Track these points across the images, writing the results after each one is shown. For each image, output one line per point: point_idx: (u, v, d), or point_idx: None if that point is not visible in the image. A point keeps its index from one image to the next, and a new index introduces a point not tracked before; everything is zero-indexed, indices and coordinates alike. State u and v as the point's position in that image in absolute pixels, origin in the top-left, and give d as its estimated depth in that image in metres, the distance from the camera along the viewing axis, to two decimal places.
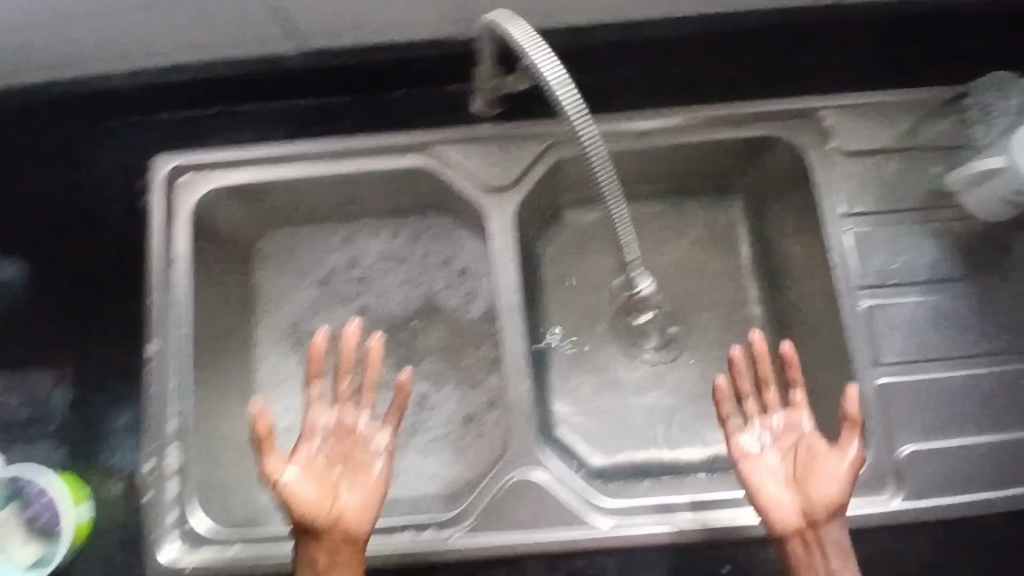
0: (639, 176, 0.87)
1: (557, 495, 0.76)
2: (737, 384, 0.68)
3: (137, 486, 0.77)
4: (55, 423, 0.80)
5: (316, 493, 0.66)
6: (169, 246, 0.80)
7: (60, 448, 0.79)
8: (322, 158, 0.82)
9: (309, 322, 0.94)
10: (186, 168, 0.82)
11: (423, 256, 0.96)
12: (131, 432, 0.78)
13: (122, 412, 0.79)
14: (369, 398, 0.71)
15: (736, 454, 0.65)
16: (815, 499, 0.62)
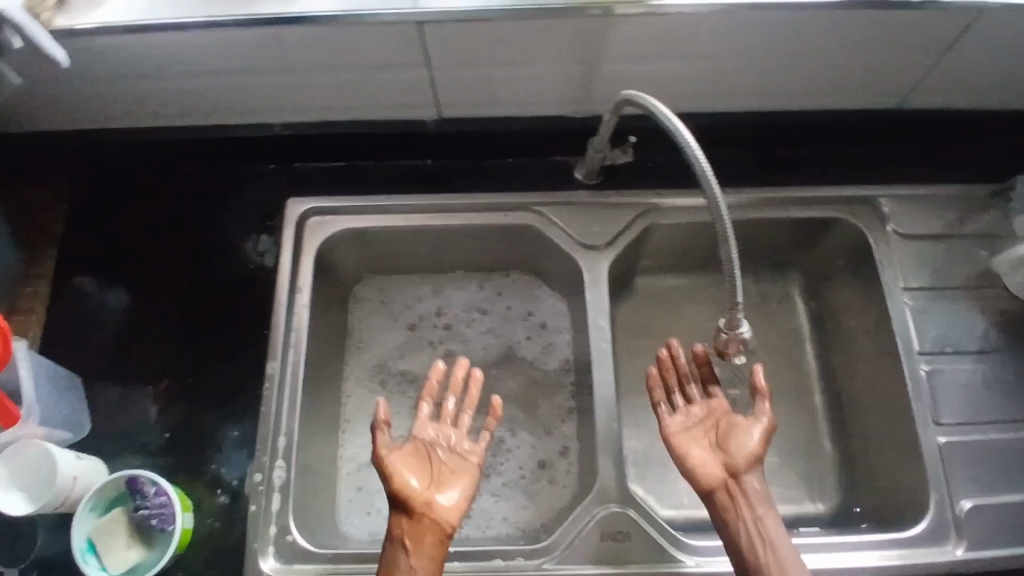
0: (711, 250, 0.98)
1: (643, 528, 0.80)
2: (662, 377, 0.82)
3: (241, 501, 0.82)
4: (167, 433, 0.85)
5: (417, 480, 0.76)
6: (296, 278, 0.89)
7: (168, 458, 0.84)
8: (438, 211, 0.92)
9: (396, 363, 1.00)
10: (317, 211, 0.92)
11: (505, 309, 1.03)
12: (240, 446, 0.85)
13: (232, 426, 0.86)
14: (468, 424, 0.81)
15: (667, 432, 0.79)
16: (738, 457, 0.75)
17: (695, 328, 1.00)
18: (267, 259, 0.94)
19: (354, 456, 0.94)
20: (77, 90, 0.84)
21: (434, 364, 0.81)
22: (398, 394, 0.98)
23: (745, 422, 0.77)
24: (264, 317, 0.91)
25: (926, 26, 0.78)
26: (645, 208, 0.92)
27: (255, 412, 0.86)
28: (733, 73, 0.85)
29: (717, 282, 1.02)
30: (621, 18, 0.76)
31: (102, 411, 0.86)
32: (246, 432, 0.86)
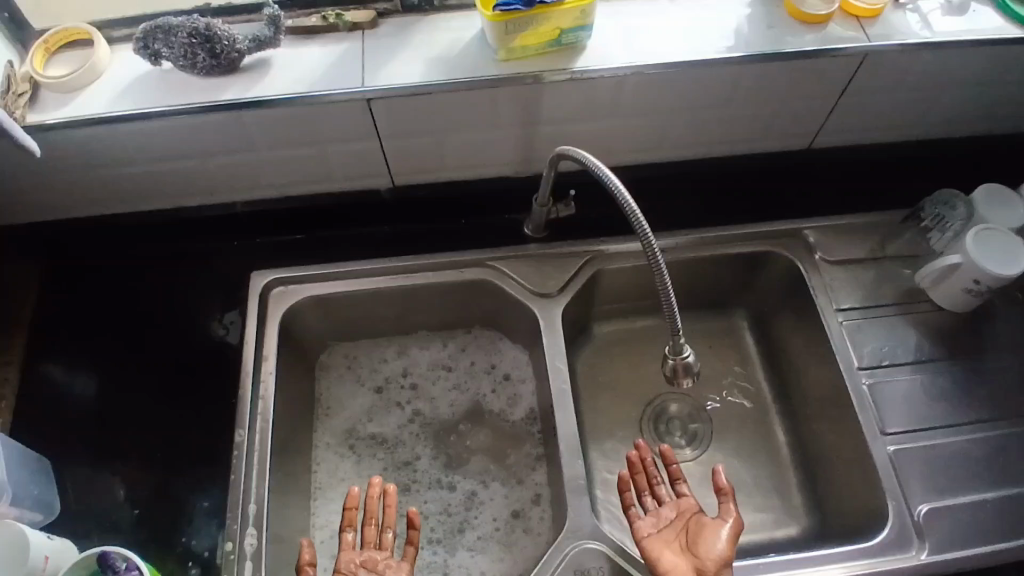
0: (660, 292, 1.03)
1: (618, 562, 0.81)
2: (635, 479, 0.83)
3: (214, 570, 0.82)
4: (136, 509, 0.85)
5: None
6: (262, 346, 0.92)
7: (137, 534, 0.84)
8: (396, 272, 0.97)
9: (366, 426, 1.02)
10: (280, 281, 0.96)
11: (469, 364, 1.07)
12: (211, 516, 0.85)
13: (202, 497, 0.86)
14: (390, 541, 0.80)
15: (640, 534, 0.79)
16: (704, 559, 0.75)
17: (652, 366, 1.04)
18: (233, 331, 0.97)
19: (326, 523, 0.95)
20: (47, 182, 0.89)
21: (349, 488, 0.80)
22: (369, 457, 1.00)
23: (713, 522, 0.78)
24: (232, 387, 0.93)
25: (820, 72, 0.88)
26: (592, 256, 0.98)
27: (225, 483, 0.87)
28: (659, 127, 0.94)
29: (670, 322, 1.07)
30: (551, 84, 0.84)
31: (69, 492, 0.86)
32: (217, 502, 0.86)
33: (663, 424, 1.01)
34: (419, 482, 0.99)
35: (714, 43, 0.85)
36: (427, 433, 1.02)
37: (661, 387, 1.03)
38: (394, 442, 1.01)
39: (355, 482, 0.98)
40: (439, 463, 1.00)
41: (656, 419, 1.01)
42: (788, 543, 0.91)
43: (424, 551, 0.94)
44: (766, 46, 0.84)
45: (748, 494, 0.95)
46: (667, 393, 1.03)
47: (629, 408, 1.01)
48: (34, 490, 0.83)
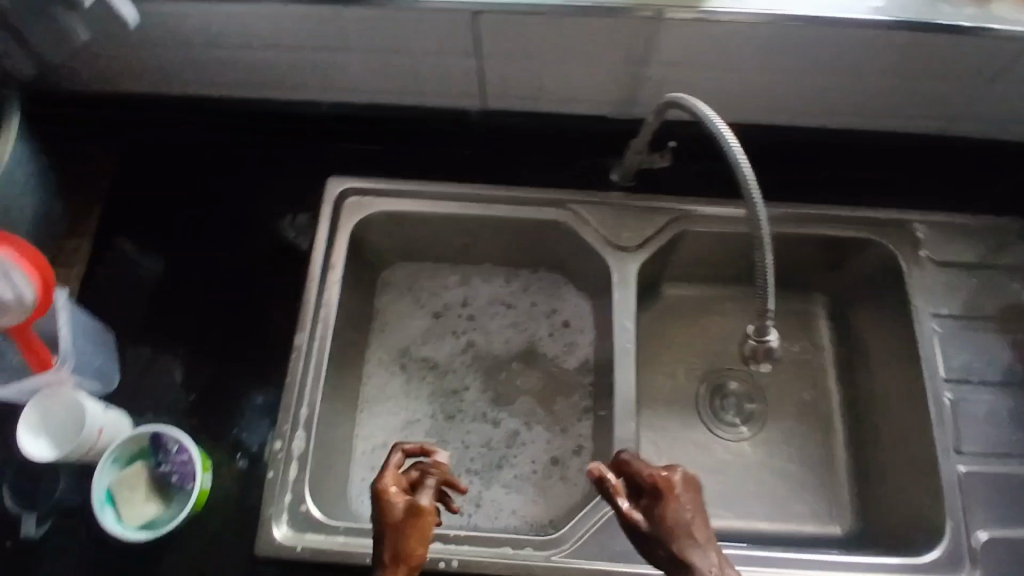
0: (740, 264, 0.98)
1: None
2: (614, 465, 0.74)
3: (260, 465, 0.83)
4: (191, 395, 0.87)
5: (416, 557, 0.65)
6: (330, 254, 0.91)
7: (191, 419, 0.85)
8: (472, 200, 0.94)
9: (420, 348, 1.03)
10: (354, 191, 0.95)
11: (530, 305, 1.05)
12: (261, 413, 0.86)
13: (256, 394, 0.87)
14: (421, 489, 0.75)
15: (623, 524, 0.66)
16: (677, 539, 0.63)
17: (717, 338, 1.00)
18: (303, 235, 0.96)
19: (370, 435, 0.97)
20: (139, 53, 0.87)
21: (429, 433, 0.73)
22: (418, 379, 1.01)
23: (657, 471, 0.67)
24: (295, 290, 0.93)
25: (973, 52, 0.79)
26: (678, 217, 0.93)
27: (278, 382, 0.88)
28: (777, 87, 0.86)
29: (744, 296, 1.02)
30: (672, 22, 0.77)
31: (131, 366, 0.88)
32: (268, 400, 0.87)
33: (718, 398, 0.97)
34: (464, 412, 0.99)
35: (861, 1, 0.76)
36: (478, 366, 1.02)
37: (723, 361, 0.99)
38: (444, 368, 1.02)
39: (401, 400, 1.00)
40: (486, 398, 1.00)
41: (712, 393, 0.98)
42: (828, 541, 0.88)
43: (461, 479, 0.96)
44: (918, 13, 0.75)
45: (796, 484, 0.92)
46: (728, 368, 0.99)
47: (686, 375, 0.98)
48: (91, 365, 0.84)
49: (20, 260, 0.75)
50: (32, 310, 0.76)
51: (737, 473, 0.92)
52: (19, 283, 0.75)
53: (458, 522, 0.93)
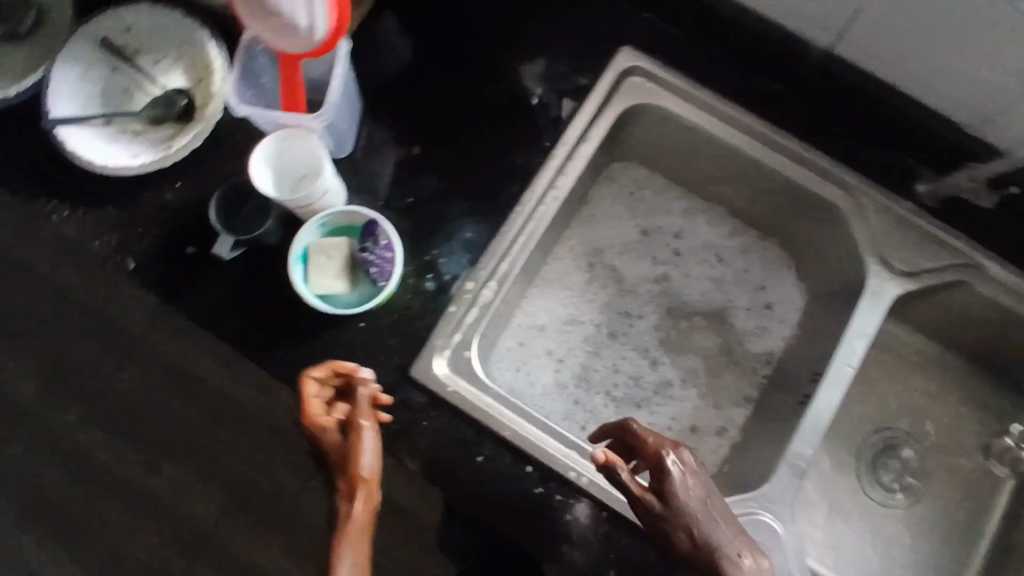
0: (985, 341, 0.88)
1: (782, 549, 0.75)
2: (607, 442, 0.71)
3: (445, 297, 0.80)
4: (406, 198, 0.83)
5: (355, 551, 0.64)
6: (593, 125, 0.84)
7: (394, 219, 0.83)
8: (756, 139, 0.85)
9: (614, 256, 0.97)
10: (644, 71, 0.86)
11: (741, 269, 0.96)
12: (462, 248, 0.81)
13: (466, 227, 0.82)
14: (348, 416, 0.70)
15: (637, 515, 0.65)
16: (693, 520, 0.62)
17: (912, 400, 0.93)
18: (575, 89, 0.87)
19: (531, 315, 0.94)
20: None
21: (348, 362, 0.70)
22: (599, 285, 0.96)
23: (644, 439, 0.67)
24: (544, 141, 0.85)
25: None
26: (967, 264, 0.82)
27: (491, 225, 0.82)
28: None
29: (962, 374, 0.93)
30: None
31: (364, 143, 0.85)
32: (474, 239, 0.82)
33: (882, 458, 0.92)
34: (627, 336, 0.94)
35: None
36: (662, 302, 0.96)
37: (904, 423, 0.92)
38: (630, 287, 0.96)
39: (574, 295, 0.96)
40: (657, 337, 0.94)
41: (880, 449, 0.92)
42: None
43: (597, 398, 0.92)
44: None
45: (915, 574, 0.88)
46: (907, 434, 0.92)
47: (856, 414, 0.93)
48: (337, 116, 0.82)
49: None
50: (317, 43, 0.70)
51: (866, 534, 0.89)
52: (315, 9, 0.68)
53: (575, 434, 0.91)
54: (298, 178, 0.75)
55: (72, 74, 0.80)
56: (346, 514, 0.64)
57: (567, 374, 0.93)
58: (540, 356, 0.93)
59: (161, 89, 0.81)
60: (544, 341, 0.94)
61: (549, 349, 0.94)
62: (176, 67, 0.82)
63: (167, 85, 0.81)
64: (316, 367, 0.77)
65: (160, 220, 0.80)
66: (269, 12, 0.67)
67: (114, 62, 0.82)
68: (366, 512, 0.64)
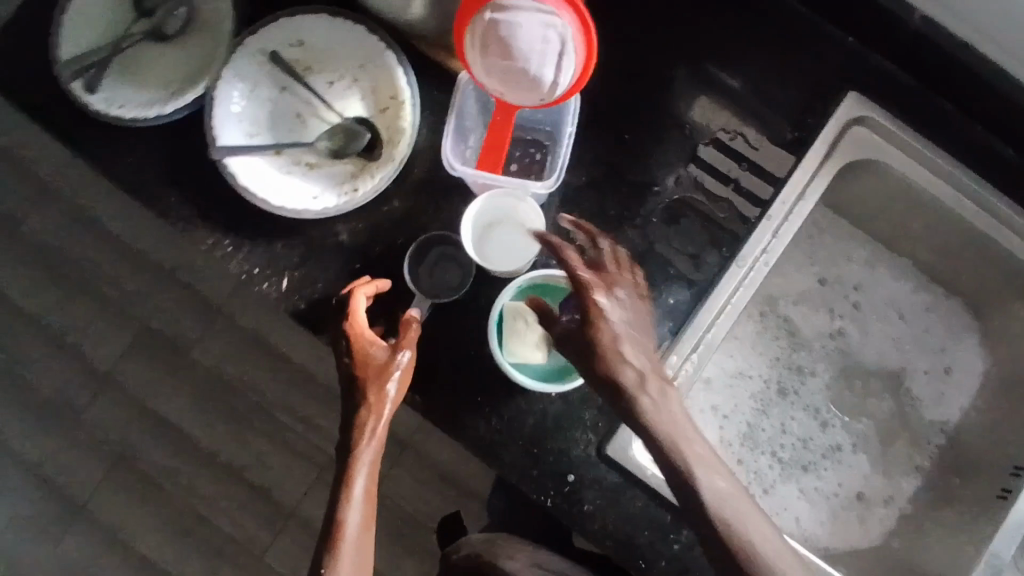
0: None
1: None
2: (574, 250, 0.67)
3: None
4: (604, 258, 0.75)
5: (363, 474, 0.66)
6: (812, 181, 0.77)
7: None
8: (983, 208, 0.78)
9: (788, 307, 0.91)
10: (870, 121, 0.77)
11: (922, 330, 0.91)
12: (664, 315, 0.75)
13: (668, 293, 0.75)
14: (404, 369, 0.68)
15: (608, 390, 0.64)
16: (603, 357, 0.62)
17: None
18: (793, 139, 0.78)
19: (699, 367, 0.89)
20: None
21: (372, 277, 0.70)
22: (771, 337, 0.91)
23: (590, 293, 0.62)
24: (758, 196, 0.77)
25: None
26: None
27: (696, 293, 0.75)
28: None
29: None
30: None
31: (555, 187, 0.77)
32: (679, 305, 0.75)
33: None
34: (797, 394, 0.90)
35: None
36: (836, 359, 0.91)
37: None
38: (802, 340, 0.91)
39: (743, 346, 0.90)
40: (827, 395, 0.91)
41: None
42: None
43: (763, 459, 0.88)
44: None
45: None
46: None
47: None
48: (537, 146, 0.77)
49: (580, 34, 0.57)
50: (556, 96, 0.61)
51: None
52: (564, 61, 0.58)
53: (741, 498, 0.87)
54: (502, 236, 0.72)
55: (238, 92, 0.71)
56: (362, 428, 0.67)
57: (732, 432, 0.88)
58: (706, 411, 0.88)
59: (338, 115, 0.72)
60: (711, 396, 0.89)
61: (716, 406, 0.88)
62: (354, 90, 0.72)
63: (343, 111, 0.72)
64: (506, 438, 0.72)
65: (333, 263, 0.73)
66: (513, 61, 0.58)
67: (284, 80, 0.72)
68: (379, 429, 0.66)
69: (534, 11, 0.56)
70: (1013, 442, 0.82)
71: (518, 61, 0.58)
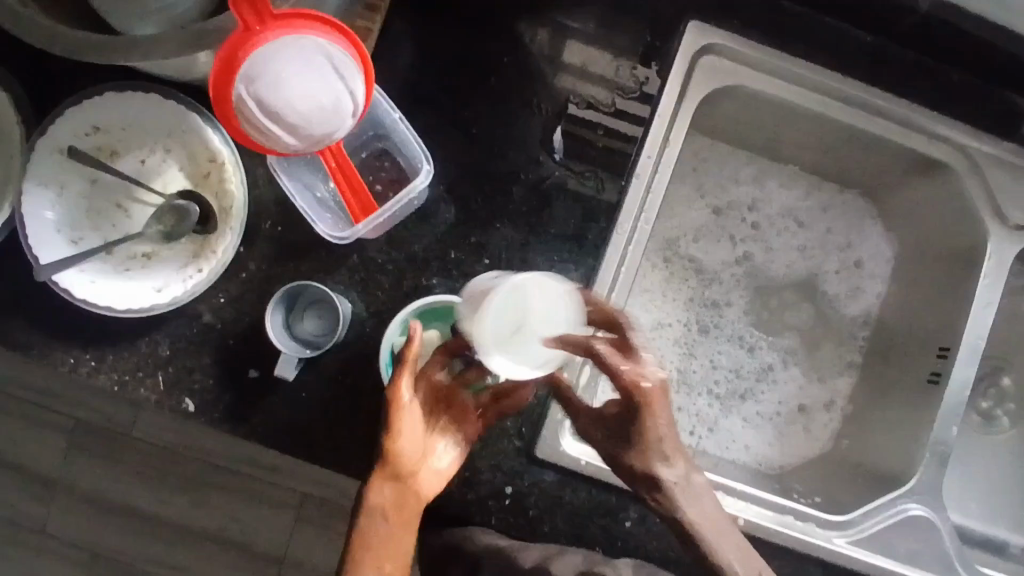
0: None
1: (940, 539, 0.74)
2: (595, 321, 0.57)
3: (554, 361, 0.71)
4: (484, 259, 0.73)
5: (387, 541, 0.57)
6: (674, 124, 0.73)
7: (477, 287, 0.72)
8: (850, 101, 0.76)
9: (690, 245, 0.90)
10: (715, 49, 0.74)
11: (825, 231, 0.90)
12: None
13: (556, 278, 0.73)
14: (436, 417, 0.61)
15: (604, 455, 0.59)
16: (637, 459, 0.55)
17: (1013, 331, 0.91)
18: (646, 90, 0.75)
19: None
20: None
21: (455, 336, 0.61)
22: (681, 279, 0.89)
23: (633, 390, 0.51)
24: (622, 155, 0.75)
25: None
26: None
27: (589, 270, 0.74)
28: None
29: None
30: None
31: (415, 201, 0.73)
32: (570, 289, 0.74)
33: (983, 389, 0.92)
34: (719, 329, 0.89)
35: None
36: (748, 283, 0.90)
37: (1004, 355, 0.91)
38: (711, 275, 0.90)
39: (656, 298, 0.88)
40: (748, 321, 0.90)
41: (983, 382, 0.91)
42: None
43: (700, 399, 0.88)
44: None
45: None
46: (1010, 365, 0.91)
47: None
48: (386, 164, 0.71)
49: (348, 42, 0.53)
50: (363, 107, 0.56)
51: (981, 471, 0.90)
52: (349, 77, 0.54)
53: (688, 443, 0.87)
54: (518, 325, 0.53)
55: (46, 201, 0.65)
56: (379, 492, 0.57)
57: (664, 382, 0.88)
58: None
59: (160, 194, 0.67)
60: None
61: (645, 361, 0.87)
62: (170, 162, 0.68)
63: (165, 188, 0.68)
64: None
65: (206, 347, 0.69)
66: (299, 108, 0.53)
67: (90, 173, 0.67)
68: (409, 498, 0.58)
69: (276, 52, 0.51)
70: (931, 322, 0.82)
71: (304, 105, 0.54)
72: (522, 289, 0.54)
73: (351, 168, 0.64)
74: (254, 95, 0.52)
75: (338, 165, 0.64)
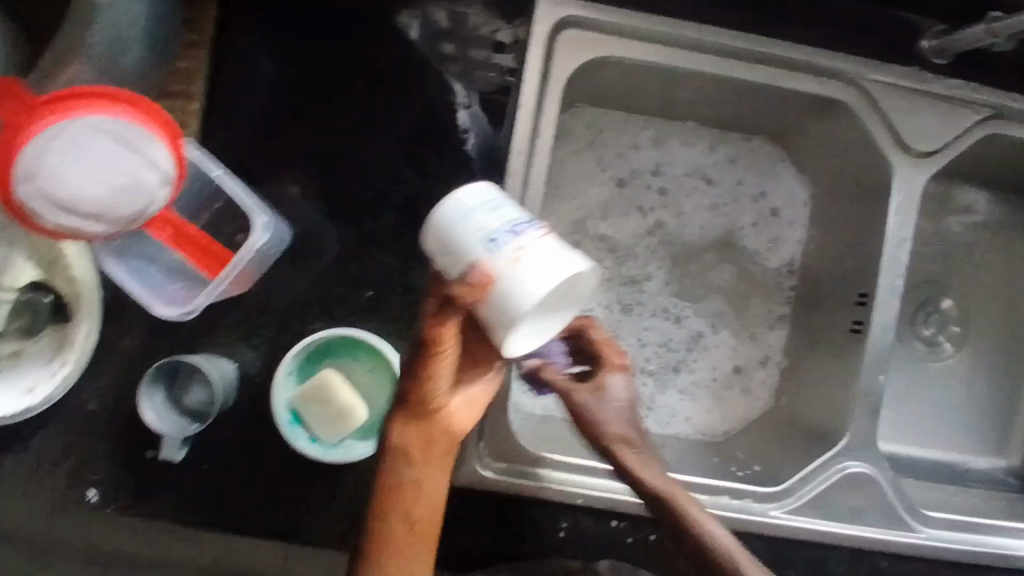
0: (1002, 173, 0.82)
1: (882, 491, 0.73)
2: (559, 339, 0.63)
3: None
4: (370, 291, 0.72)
5: (406, 535, 0.56)
6: (541, 115, 0.69)
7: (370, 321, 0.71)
8: (727, 53, 0.70)
9: (598, 224, 0.85)
10: (571, 25, 0.69)
11: (735, 183, 0.86)
12: None
13: None
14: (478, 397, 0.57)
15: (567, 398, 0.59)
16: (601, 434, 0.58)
17: (944, 250, 0.88)
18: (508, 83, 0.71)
19: None
20: None
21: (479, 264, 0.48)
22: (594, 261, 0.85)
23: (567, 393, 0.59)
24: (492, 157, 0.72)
25: None
26: (994, 116, 0.72)
27: None
28: None
29: (981, 204, 0.88)
30: None
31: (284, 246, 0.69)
32: None
33: (922, 312, 0.89)
34: (641, 304, 0.86)
35: None
36: (665, 252, 0.86)
37: (936, 276, 0.88)
38: (625, 252, 0.86)
39: None
40: (670, 290, 0.86)
41: (919, 305, 0.89)
42: (998, 475, 0.88)
43: (634, 379, 0.85)
44: None
45: (979, 413, 0.89)
46: (945, 284, 0.88)
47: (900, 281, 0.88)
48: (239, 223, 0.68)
49: (134, 114, 0.56)
50: (160, 177, 0.59)
51: (929, 396, 0.88)
52: (142, 149, 0.58)
53: None
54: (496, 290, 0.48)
55: None
56: (398, 449, 0.55)
57: None
58: None
59: (10, 290, 0.63)
60: None
61: None
62: (14, 254, 0.63)
63: (14, 283, 0.63)
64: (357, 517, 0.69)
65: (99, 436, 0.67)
66: (112, 190, 0.59)
67: None
68: (421, 469, 0.56)
69: (81, 144, 0.57)
70: (851, 266, 0.78)
71: (116, 187, 0.59)
72: (531, 251, 0.47)
73: (190, 230, 0.63)
74: (63, 192, 0.57)
75: (175, 231, 0.63)
